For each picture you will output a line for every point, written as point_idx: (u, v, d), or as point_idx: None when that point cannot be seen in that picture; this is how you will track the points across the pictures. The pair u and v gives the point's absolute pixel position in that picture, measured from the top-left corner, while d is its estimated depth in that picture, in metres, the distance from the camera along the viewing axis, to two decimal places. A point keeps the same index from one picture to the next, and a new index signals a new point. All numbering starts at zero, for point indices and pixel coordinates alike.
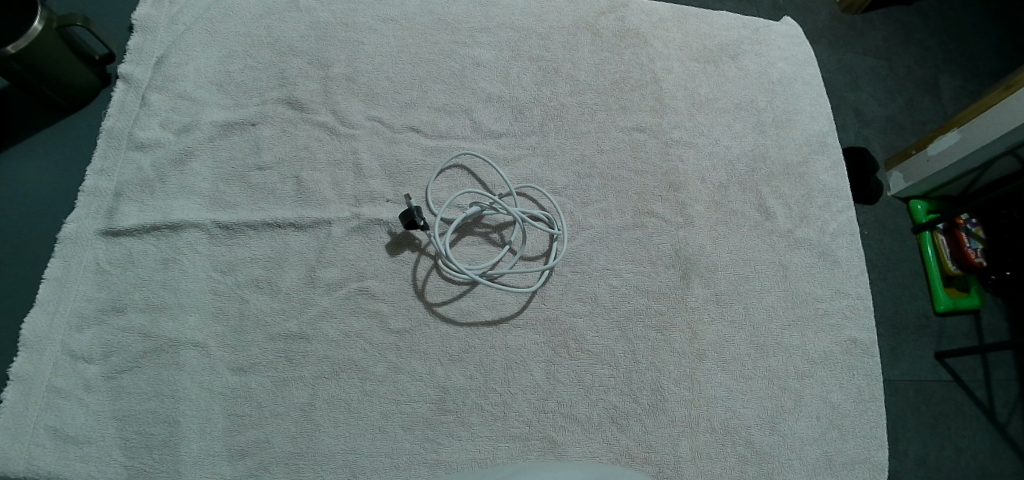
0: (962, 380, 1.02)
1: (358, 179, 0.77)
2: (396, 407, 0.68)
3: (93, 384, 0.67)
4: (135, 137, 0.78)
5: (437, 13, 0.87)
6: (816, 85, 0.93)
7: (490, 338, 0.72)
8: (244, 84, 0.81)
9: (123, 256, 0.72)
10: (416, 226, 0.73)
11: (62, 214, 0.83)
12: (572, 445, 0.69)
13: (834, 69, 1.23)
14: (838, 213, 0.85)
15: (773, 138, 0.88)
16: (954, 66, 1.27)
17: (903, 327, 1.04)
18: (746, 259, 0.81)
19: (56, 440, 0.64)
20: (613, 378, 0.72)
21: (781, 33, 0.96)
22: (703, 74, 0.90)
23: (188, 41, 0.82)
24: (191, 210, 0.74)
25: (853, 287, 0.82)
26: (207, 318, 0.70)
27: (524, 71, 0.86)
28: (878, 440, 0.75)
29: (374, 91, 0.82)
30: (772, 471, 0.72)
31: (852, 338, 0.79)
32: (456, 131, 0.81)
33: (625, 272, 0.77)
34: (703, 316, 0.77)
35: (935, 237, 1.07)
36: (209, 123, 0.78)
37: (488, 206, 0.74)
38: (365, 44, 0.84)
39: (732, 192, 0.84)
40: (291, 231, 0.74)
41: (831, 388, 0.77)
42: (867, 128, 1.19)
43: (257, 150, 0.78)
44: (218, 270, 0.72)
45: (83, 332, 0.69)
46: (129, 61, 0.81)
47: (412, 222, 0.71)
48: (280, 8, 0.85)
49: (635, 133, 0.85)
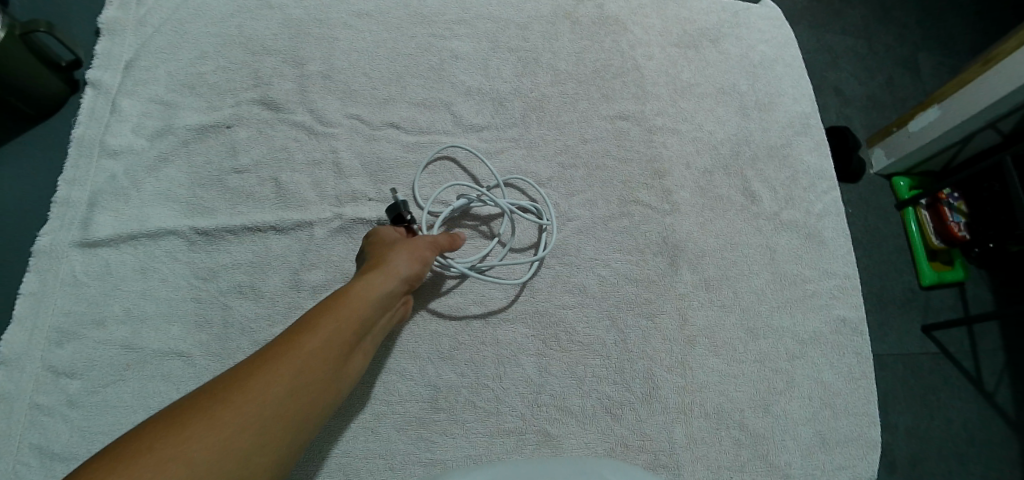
0: (949, 353, 1.03)
1: (339, 179, 0.76)
2: (387, 407, 0.67)
3: (76, 400, 0.65)
4: (107, 144, 0.75)
5: (412, 6, 0.85)
6: (797, 66, 0.93)
7: (480, 333, 0.72)
8: (217, 86, 0.79)
9: (101, 266, 0.70)
10: (404, 222, 0.70)
11: (34, 225, 0.81)
12: (566, 437, 0.69)
13: (814, 49, 1.23)
14: (823, 194, 0.85)
15: (756, 122, 0.88)
16: (932, 42, 1.27)
17: (891, 303, 1.05)
18: (733, 243, 0.81)
19: (42, 458, 0.63)
20: (605, 368, 0.72)
21: (761, 15, 0.96)
22: (684, 59, 0.89)
23: (157, 43, 0.80)
24: (169, 217, 0.73)
25: (840, 267, 0.82)
26: (190, 327, 0.68)
27: (503, 63, 0.84)
28: (870, 417, 0.76)
29: (351, 88, 0.80)
30: (767, 452, 0.72)
31: (840, 317, 0.80)
32: (437, 126, 0.80)
33: (613, 261, 0.77)
34: (692, 302, 0.77)
35: (918, 212, 1.08)
36: (183, 127, 0.76)
37: (478, 200, 0.72)
38: (340, 40, 0.82)
39: (717, 177, 0.84)
40: (273, 235, 0.73)
41: (822, 368, 0.77)
42: (849, 108, 1.20)
43: (233, 153, 0.76)
44: (199, 277, 0.71)
45: (62, 346, 0.67)
46: (97, 66, 0.79)
47: (400, 217, 0.70)
48: (252, 5, 0.83)
49: (618, 121, 0.84)
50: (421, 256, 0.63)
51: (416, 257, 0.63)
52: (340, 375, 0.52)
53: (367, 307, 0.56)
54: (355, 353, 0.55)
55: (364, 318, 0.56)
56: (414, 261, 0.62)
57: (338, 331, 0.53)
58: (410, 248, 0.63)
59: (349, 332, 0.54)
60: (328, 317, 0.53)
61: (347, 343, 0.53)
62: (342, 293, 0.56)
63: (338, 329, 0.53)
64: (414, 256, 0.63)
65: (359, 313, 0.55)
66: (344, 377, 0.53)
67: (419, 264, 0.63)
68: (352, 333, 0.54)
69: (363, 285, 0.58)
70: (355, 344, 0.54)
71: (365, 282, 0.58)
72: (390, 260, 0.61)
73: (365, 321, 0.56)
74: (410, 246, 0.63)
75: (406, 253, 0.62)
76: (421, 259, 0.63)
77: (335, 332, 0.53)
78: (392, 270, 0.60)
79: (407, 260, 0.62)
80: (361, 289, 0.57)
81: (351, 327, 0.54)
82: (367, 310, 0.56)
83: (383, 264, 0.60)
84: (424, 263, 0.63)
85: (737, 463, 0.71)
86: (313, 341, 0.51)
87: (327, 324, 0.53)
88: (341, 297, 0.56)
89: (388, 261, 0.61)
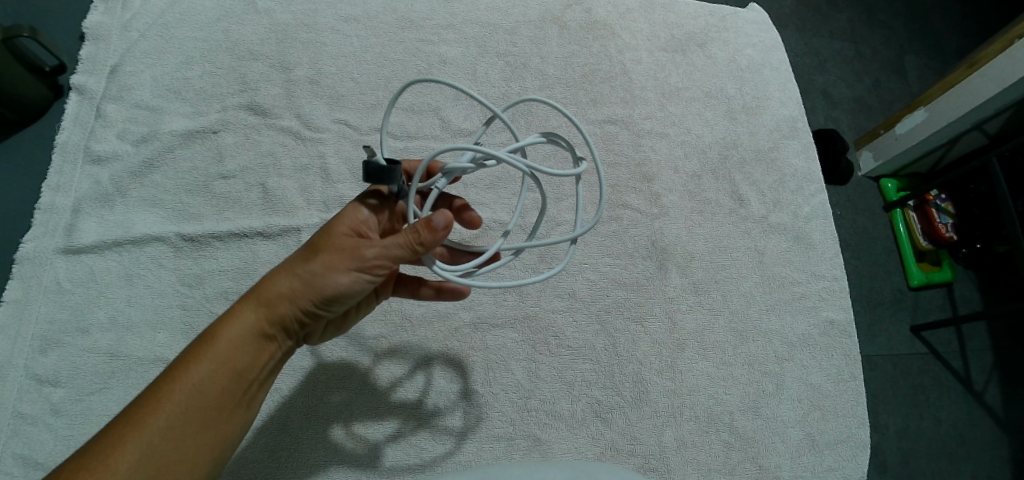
0: (938, 353, 1.04)
1: (326, 184, 0.76)
2: (375, 414, 0.67)
3: (60, 408, 0.64)
4: (92, 150, 0.74)
5: (400, 10, 0.85)
6: (784, 70, 0.94)
7: (468, 339, 0.71)
8: (204, 91, 0.79)
9: (86, 274, 0.70)
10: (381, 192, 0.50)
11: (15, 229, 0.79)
12: (556, 442, 0.69)
13: (801, 53, 1.24)
14: (811, 197, 0.86)
15: (743, 126, 0.88)
16: (919, 45, 1.29)
17: (879, 304, 1.06)
18: (722, 246, 0.81)
19: (25, 468, 0.62)
20: (594, 372, 0.72)
21: (749, 19, 0.96)
22: (671, 63, 0.90)
23: (143, 48, 0.79)
24: (154, 223, 0.72)
25: (828, 269, 0.83)
26: (177, 334, 0.68)
27: (491, 67, 0.85)
28: (859, 418, 0.76)
29: (339, 93, 0.80)
30: (757, 454, 0.73)
31: (829, 319, 0.80)
32: (425, 131, 0.80)
33: (603, 265, 0.77)
34: (681, 305, 0.77)
35: (906, 214, 1.09)
36: (169, 132, 0.76)
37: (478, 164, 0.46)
38: (328, 45, 0.82)
39: (705, 180, 0.84)
40: (260, 241, 0.73)
41: (810, 369, 0.77)
42: (836, 111, 1.21)
43: (219, 159, 0.76)
44: (185, 284, 0.70)
45: (45, 355, 0.66)
46: (82, 71, 0.78)
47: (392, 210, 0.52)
48: (238, 10, 0.83)
49: (606, 126, 0.84)
50: (332, 279, 0.49)
51: (322, 281, 0.49)
52: (233, 421, 0.50)
53: (244, 357, 0.50)
54: (254, 394, 0.52)
55: (243, 372, 0.50)
56: (325, 288, 0.49)
57: (232, 371, 0.49)
58: (311, 275, 0.49)
59: (219, 393, 0.48)
60: (190, 385, 0.47)
61: (225, 396, 0.49)
62: (213, 343, 0.49)
63: (209, 397, 0.48)
64: (323, 282, 0.49)
65: (234, 368, 0.49)
66: (244, 414, 0.52)
67: (338, 289, 0.49)
68: (229, 387, 0.49)
69: (240, 333, 0.50)
70: (242, 394, 0.50)
71: (240, 326, 0.50)
72: (274, 294, 0.50)
73: (249, 371, 0.50)
74: (319, 268, 0.49)
75: (311, 281, 0.49)
76: (344, 283, 0.49)
77: (205, 396, 0.48)
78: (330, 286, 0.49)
79: (302, 288, 0.50)
80: (236, 344, 0.49)
81: (227, 387, 0.49)
82: (246, 362, 0.50)
83: (268, 299, 0.50)
84: (345, 285, 0.49)
85: (728, 466, 0.72)
86: (171, 418, 0.46)
87: (186, 394, 0.47)
88: (207, 354, 0.48)
89: (273, 292, 0.50)
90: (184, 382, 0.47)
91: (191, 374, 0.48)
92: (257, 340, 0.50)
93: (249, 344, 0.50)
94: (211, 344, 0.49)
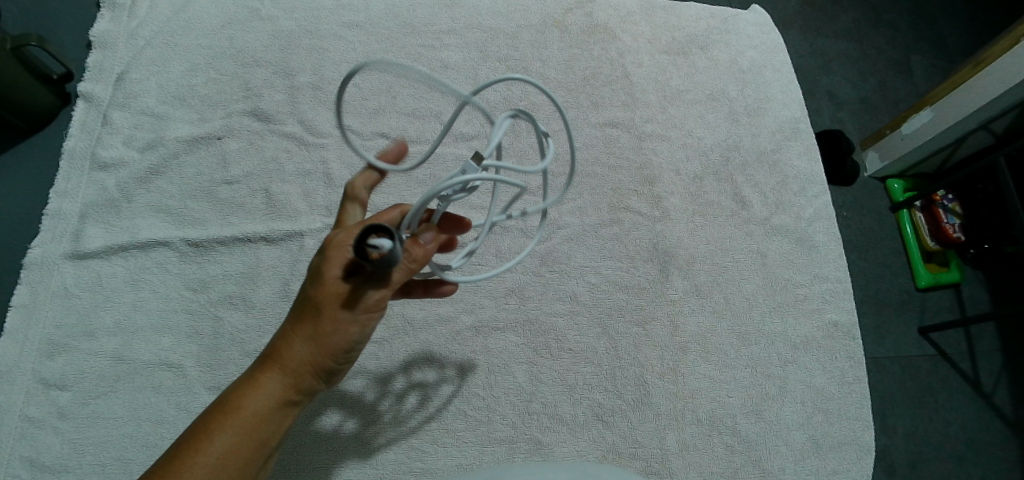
0: (945, 355, 1.03)
1: (328, 189, 0.76)
2: (378, 417, 0.67)
3: (67, 412, 0.65)
4: (98, 157, 0.75)
5: (402, 16, 0.86)
6: (786, 71, 0.93)
7: (470, 342, 0.71)
8: (208, 97, 0.79)
9: (91, 279, 0.70)
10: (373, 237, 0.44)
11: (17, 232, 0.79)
12: (557, 445, 0.69)
13: (805, 54, 1.23)
14: (814, 199, 0.86)
15: (745, 128, 0.88)
16: (924, 45, 1.28)
17: (885, 305, 1.05)
18: (724, 249, 0.81)
19: (33, 470, 0.63)
20: (596, 375, 0.72)
21: (750, 21, 0.96)
22: (673, 66, 0.90)
23: (149, 56, 0.80)
24: (159, 228, 0.73)
25: (831, 271, 0.82)
26: (182, 339, 0.69)
27: (492, 72, 0.85)
28: (863, 421, 0.76)
29: (341, 99, 0.81)
30: (760, 457, 0.72)
31: (832, 321, 0.80)
32: (426, 136, 0.81)
33: (604, 269, 0.77)
34: (683, 308, 0.77)
35: (913, 214, 1.08)
36: (175, 139, 0.77)
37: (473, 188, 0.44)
38: (331, 51, 0.83)
39: (707, 183, 0.84)
40: (263, 245, 0.73)
41: (813, 372, 0.77)
42: (840, 111, 1.20)
43: (223, 165, 0.76)
44: (190, 289, 0.71)
45: (52, 358, 0.67)
46: (89, 78, 0.79)
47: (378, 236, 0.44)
48: (242, 17, 0.83)
49: (607, 129, 0.84)
50: (349, 334, 0.49)
51: (339, 338, 0.49)
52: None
53: (267, 425, 0.49)
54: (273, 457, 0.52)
55: (266, 440, 0.49)
56: (343, 344, 0.49)
57: (254, 437, 0.49)
58: (328, 336, 0.49)
59: (244, 462, 0.48)
60: (214, 461, 0.46)
61: (249, 465, 0.48)
62: (237, 416, 0.48)
63: (234, 468, 0.47)
64: (342, 339, 0.49)
65: (258, 437, 0.49)
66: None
67: (355, 341, 0.50)
68: (251, 456, 0.48)
69: (262, 402, 0.49)
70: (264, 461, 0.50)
71: (262, 394, 0.49)
72: (296, 360, 0.49)
73: (272, 439, 0.50)
74: (336, 327, 0.49)
75: (331, 341, 0.49)
76: (360, 334, 0.50)
77: (230, 467, 0.47)
78: (343, 343, 0.49)
79: (320, 351, 0.49)
80: (260, 414, 0.49)
81: (251, 457, 0.48)
82: (270, 429, 0.50)
83: (291, 366, 0.49)
84: (360, 336, 0.50)
85: (730, 469, 0.71)
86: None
87: (212, 467, 0.46)
88: (231, 426, 0.48)
89: (293, 358, 0.49)
90: (208, 456, 0.46)
91: (214, 445, 0.47)
92: (280, 408, 0.50)
93: (273, 411, 0.49)
94: (234, 415, 0.48)
